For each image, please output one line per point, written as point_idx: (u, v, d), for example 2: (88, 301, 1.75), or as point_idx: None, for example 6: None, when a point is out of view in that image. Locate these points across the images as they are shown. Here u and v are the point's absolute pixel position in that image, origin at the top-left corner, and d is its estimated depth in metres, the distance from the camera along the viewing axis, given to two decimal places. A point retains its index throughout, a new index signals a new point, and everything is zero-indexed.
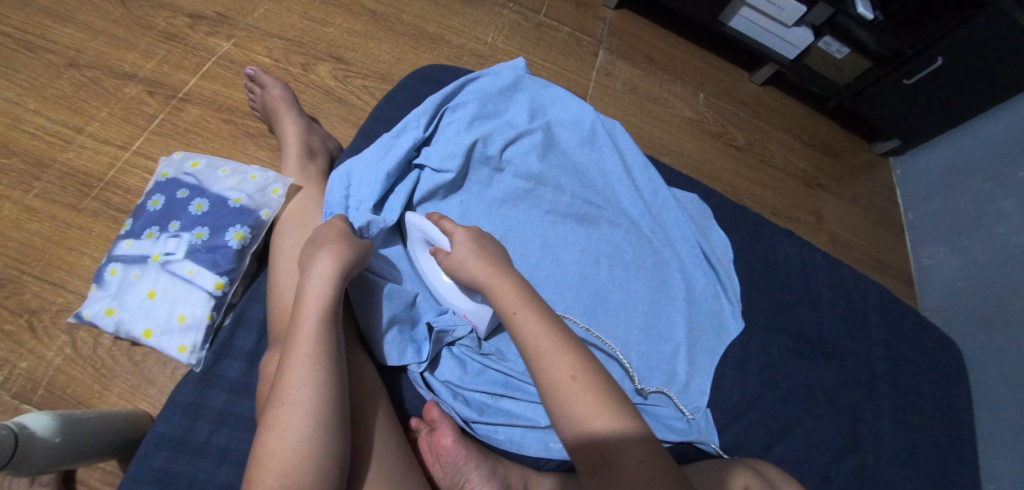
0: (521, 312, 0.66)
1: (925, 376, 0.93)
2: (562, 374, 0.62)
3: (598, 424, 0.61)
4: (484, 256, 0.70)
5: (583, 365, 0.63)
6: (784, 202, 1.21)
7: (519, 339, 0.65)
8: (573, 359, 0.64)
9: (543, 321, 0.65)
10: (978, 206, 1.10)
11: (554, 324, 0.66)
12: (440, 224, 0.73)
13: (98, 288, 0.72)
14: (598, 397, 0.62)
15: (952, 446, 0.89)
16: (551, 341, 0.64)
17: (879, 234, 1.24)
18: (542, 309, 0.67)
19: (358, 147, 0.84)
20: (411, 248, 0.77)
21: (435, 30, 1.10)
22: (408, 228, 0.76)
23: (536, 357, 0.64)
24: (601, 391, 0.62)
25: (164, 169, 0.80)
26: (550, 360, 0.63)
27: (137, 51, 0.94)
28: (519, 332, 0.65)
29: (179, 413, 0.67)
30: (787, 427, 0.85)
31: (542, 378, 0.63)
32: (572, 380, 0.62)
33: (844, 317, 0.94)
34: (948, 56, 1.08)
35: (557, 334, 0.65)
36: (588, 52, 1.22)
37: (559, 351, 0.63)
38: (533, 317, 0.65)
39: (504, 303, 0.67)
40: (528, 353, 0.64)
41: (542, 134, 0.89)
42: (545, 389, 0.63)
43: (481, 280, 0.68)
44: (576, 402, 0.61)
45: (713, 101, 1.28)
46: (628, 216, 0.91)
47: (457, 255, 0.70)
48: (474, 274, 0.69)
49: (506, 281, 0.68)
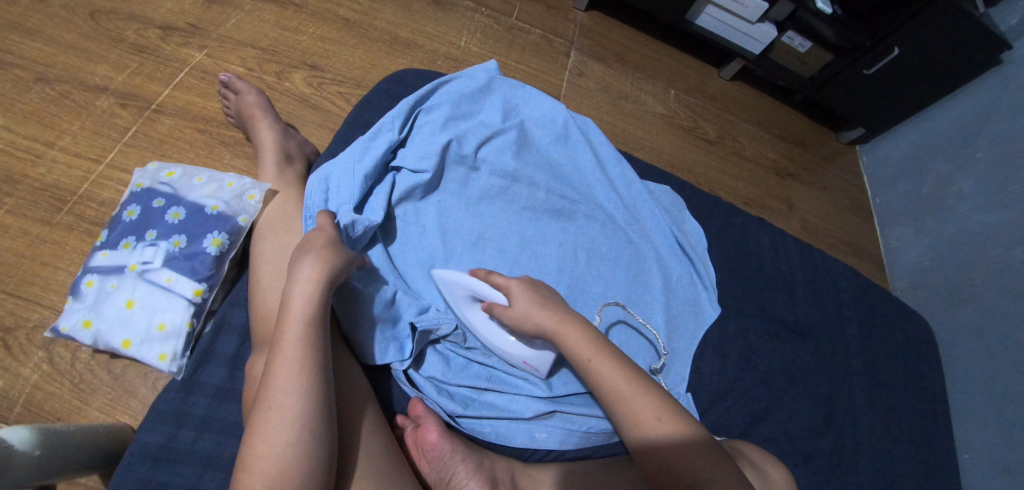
0: (595, 358, 0.69)
1: (897, 353, 0.96)
2: (646, 416, 0.66)
3: (688, 459, 0.64)
4: (549, 304, 0.71)
5: (663, 403, 0.67)
6: (757, 192, 1.24)
7: (598, 385, 0.68)
8: (651, 399, 0.67)
9: (617, 364, 0.69)
10: (941, 189, 1.15)
11: (628, 366, 0.69)
12: (490, 278, 0.73)
13: (75, 300, 0.72)
14: (681, 432, 0.66)
15: (926, 419, 0.92)
16: (629, 385, 0.68)
17: (848, 220, 1.28)
18: (613, 353, 0.70)
19: (334, 152, 0.85)
20: (454, 303, 0.76)
21: (407, 35, 1.12)
22: (449, 287, 0.75)
23: (619, 400, 0.67)
24: (683, 424, 0.66)
25: (139, 180, 0.79)
26: (632, 403, 0.67)
27: (107, 64, 0.93)
28: (597, 378, 0.68)
29: (163, 422, 0.66)
30: (766, 408, 0.87)
31: (625, 420, 0.67)
32: (657, 421, 0.66)
33: (818, 299, 0.97)
34: (904, 46, 1.12)
35: (632, 376, 0.69)
36: (560, 53, 1.24)
37: (639, 394, 0.67)
38: (609, 362, 0.68)
39: (577, 351, 0.69)
40: (609, 398, 0.68)
41: (516, 133, 0.91)
42: (631, 432, 0.67)
43: (549, 330, 0.69)
44: (665, 441, 0.65)
45: (684, 97, 1.31)
46: (604, 210, 0.93)
47: (518, 306, 0.70)
48: (540, 324, 0.70)
49: (574, 327, 0.70)
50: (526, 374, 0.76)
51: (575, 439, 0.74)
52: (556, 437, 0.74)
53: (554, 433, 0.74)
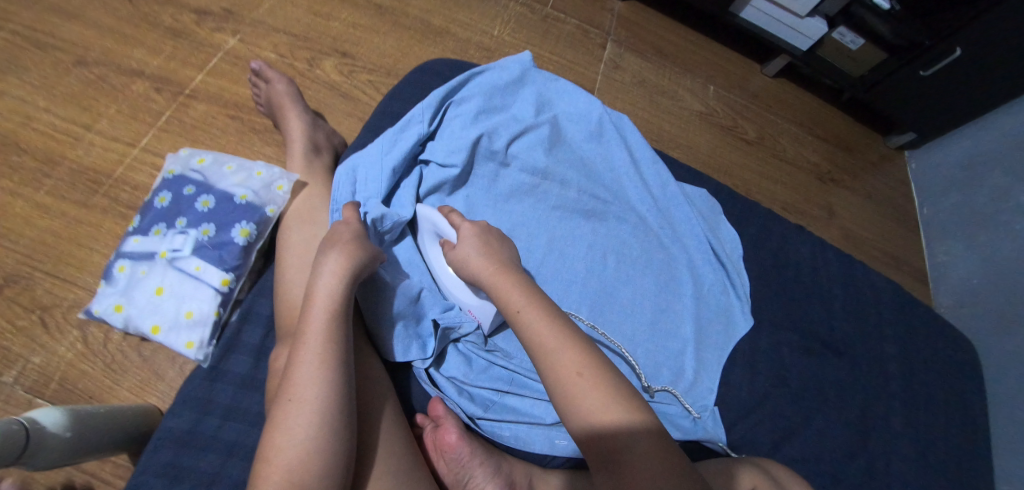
0: (525, 311, 0.65)
1: (938, 374, 0.92)
2: (566, 370, 0.61)
3: (604, 416, 0.59)
4: (491, 254, 0.70)
5: (588, 359, 0.62)
6: (795, 196, 1.19)
7: (525, 337, 0.64)
8: (578, 356, 0.62)
9: (546, 317, 0.65)
10: (996, 200, 1.07)
11: (559, 321, 0.65)
12: (448, 216, 0.74)
13: (107, 284, 0.73)
14: (602, 390, 0.60)
15: (966, 444, 0.88)
16: (556, 338, 0.63)
17: (891, 228, 1.22)
18: (546, 307, 0.66)
19: (362, 143, 0.84)
20: (422, 238, 0.78)
21: (440, 23, 1.10)
22: (420, 221, 0.77)
23: (542, 353, 0.63)
24: (607, 381, 0.61)
25: (171, 166, 0.79)
26: (556, 355, 0.62)
27: (144, 48, 0.94)
28: (525, 330, 0.64)
29: (188, 407, 0.67)
30: (796, 424, 0.84)
31: (547, 375, 0.62)
32: (575, 376, 0.61)
33: (856, 313, 0.93)
34: (967, 46, 1.06)
35: (559, 329, 0.64)
36: (595, 44, 1.21)
37: (565, 348, 0.62)
38: (539, 316, 0.65)
39: (510, 303, 0.66)
40: (533, 350, 0.63)
41: (549, 128, 0.88)
42: (552, 386, 0.62)
43: (486, 279, 0.68)
44: (583, 398, 0.60)
45: (723, 93, 1.27)
46: (636, 211, 0.90)
47: (463, 249, 0.71)
48: (480, 273, 0.69)
49: (512, 280, 0.68)
50: None
51: None
52: (578, 445, 0.72)
53: (575, 441, 0.72)
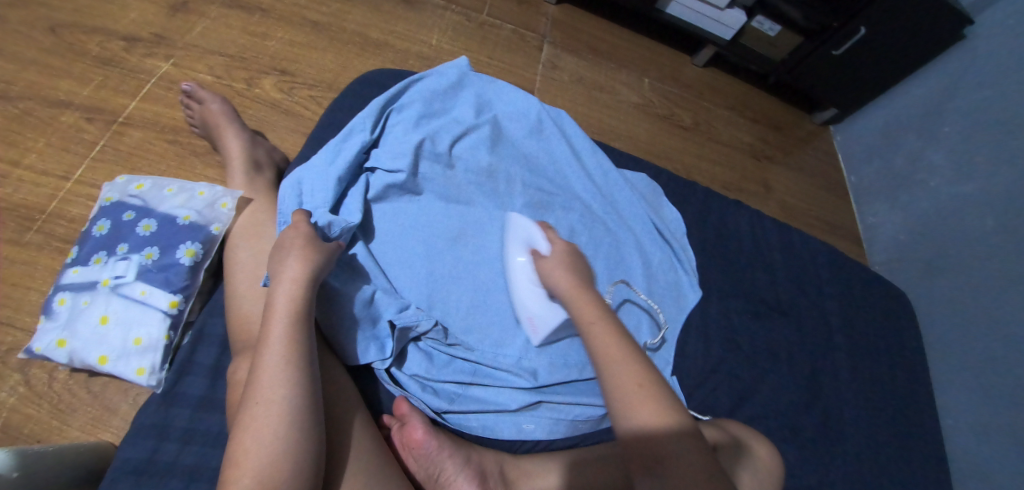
0: (596, 324, 0.70)
1: (876, 327, 0.98)
2: (630, 381, 0.65)
3: (660, 428, 0.62)
4: (572, 273, 0.75)
5: (650, 375, 0.66)
6: (734, 176, 1.25)
7: (591, 346, 0.69)
8: (640, 370, 0.66)
9: (614, 334, 0.69)
10: (913, 163, 1.17)
11: (627, 339, 0.69)
12: (546, 232, 0.81)
13: (48, 320, 0.71)
14: (658, 403, 0.64)
15: (908, 388, 0.94)
16: (621, 351, 0.67)
17: (825, 198, 1.29)
18: (615, 326, 0.70)
19: (305, 156, 0.84)
20: (508, 242, 0.82)
21: (378, 35, 1.11)
22: (512, 229, 0.82)
23: (608, 363, 0.67)
24: (664, 397, 0.65)
25: (108, 194, 0.77)
26: (619, 367, 0.66)
27: (71, 79, 0.92)
28: (593, 340, 0.69)
29: (146, 435, 0.66)
30: (752, 387, 0.88)
31: (608, 382, 0.66)
32: (638, 387, 0.65)
33: (797, 277, 0.99)
34: (870, 25, 1.13)
35: (627, 346, 0.69)
36: (532, 46, 1.24)
37: (629, 361, 0.67)
38: (609, 330, 0.69)
39: (582, 314, 0.71)
40: (599, 361, 0.68)
41: (490, 128, 0.90)
42: (611, 393, 0.65)
43: (565, 292, 0.73)
44: (640, 405, 0.64)
45: (658, 85, 1.32)
46: (582, 201, 0.93)
47: (552, 261, 0.77)
48: (559, 288, 0.74)
49: (587, 296, 0.73)
50: (510, 366, 0.76)
51: (563, 428, 0.75)
52: (543, 427, 0.74)
53: (541, 423, 0.75)
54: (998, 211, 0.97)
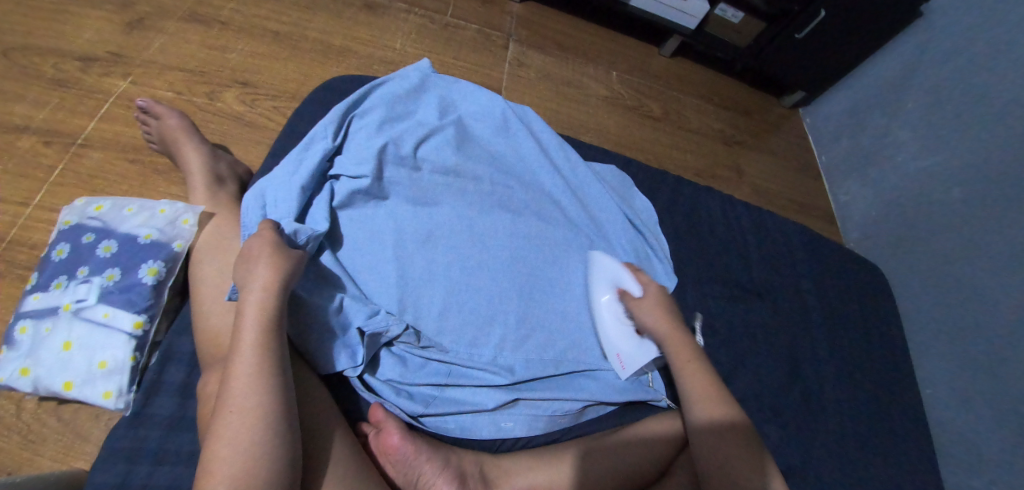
0: (687, 366, 0.77)
1: (851, 304, 0.99)
2: (718, 423, 0.72)
3: (745, 469, 0.69)
4: (667, 315, 0.81)
5: (738, 418, 0.73)
6: (707, 163, 1.25)
7: (684, 386, 0.76)
8: (728, 414, 0.74)
9: (704, 375, 0.76)
10: (881, 141, 1.18)
11: (717, 383, 0.76)
12: (636, 274, 0.84)
13: (9, 349, 0.69)
14: (742, 444, 0.71)
15: (886, 362, 0.95)
16: (712, 394, 0.75)
17: (798, 180, 1.30)
18: (707, 369, 0.77)
19: (268, 167, 0.83)
20: (594, 284, 0.84)
21: (341, 42, 1.10)
22: (598, 272, 0.84)
23: (700, 404, 0.74)
24: (748, 441, 0.72)
25: (66, 217, 0.76)
26: (709, 409, 0.74)
27: (26, 102, 0.90)
28: (687, 380, 0.76)
29: (115, 459, 0.64)
30: (732, 370, 0.89)
31: (698, 421, 0.73)
32: (728, 431, 0.72)
33: (773, 260, 1.00)
34: (830, 8, 1.15)
35: (716, 388, 0.76)
36: (499, 45, 1.24)
37: (718, 404, 0.74)
38: (699, 373, 0.76)
39: (676, 355, 0.78)
40: (689, 400, 0.75)
41: (454, 129, 0.90)
42: (700, 430, 0.73)
43: (664, 334, 0.79)
44: (728, 446, 0.71)
45: (627, 77, 1.32)
46: (551, 196, 0.93)
47: (645, 304, 0.81)
48: (655, 329, 0.79)
49: (682, 336, 0.79)
50: (485, 365, 0.76)
51: (541, 423, 0.75)
52: (522, 424, 0.74)
53: (520, 420, 0.75)
54: (964, 182, 0.99)
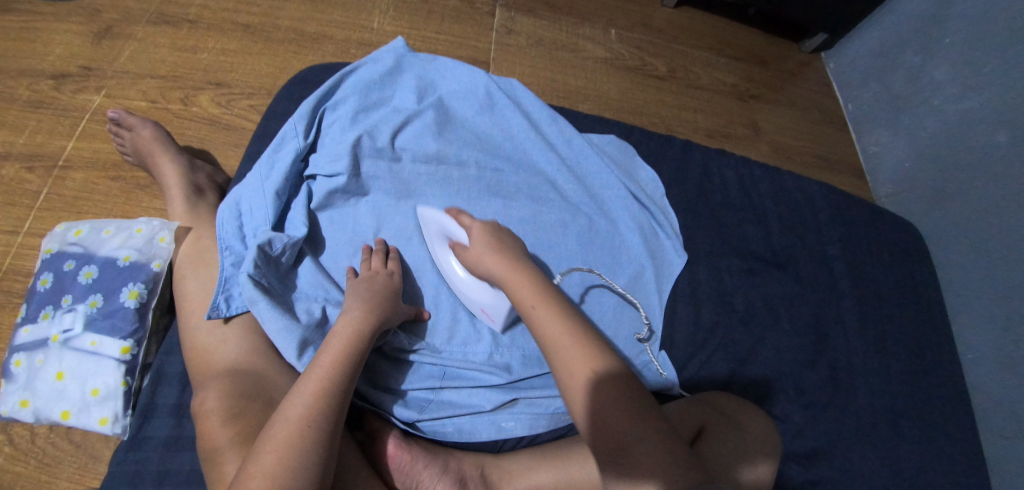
0: (539, 305, 0.62)
1: (879, 265, 0.92)
2: (580, 364, 0.57)
3: (616, 415, 0.55)
4: (505, 254, 0.66)
5: (602, 351, 0.59)
6: (719, 121, 1.16)
7: (538, 333, 0.60)
8: (592, 351, 0.58)
9: (561, 315, 0.61)
10: (915, 81, 1.07)
11: (573, 317, 0.61)
12: (458, 218, 0.71)
13: (7, 382, 0.69)
14: (617, 391, 0.56)
15: (920, 327, 0.88)
16: (570, 334, 0.59)
17: (822, 130, 1.20)
18: (560, 303, 0.62)
19: (244, 172, 0.80)
20: (430, 241, 0.75)
21: (316, 28, 1.05)
22: (426, 224, 0.75)
23: (556, 347, 0.59)
24: (622, 384, 0.57)
25: (48, 244, 0.75)
26: (567, 352, 0.58)
27: (5, 127, 0.89)
28: (536, 325, 0.61)
29: (117, 484, 0.65)
30: (751, 348, 0.83)
31: (558, 370, 0.58)
32: (597, 375, 0.57)
33: (790, 224, 0.93)
34: None
35: (579, 327, 0.60)
36: (484, 14, 1.16)
37: (579, 343, 0.59)
38: (552, 311, 0.61)
39: (522, 297, 0.63)
40: (547, 348, 0.59)
41: (434, 112, 0.85)
42: (563, 380, 0.58)
43: (499, 276, 0.65)
44: (595, 390, 0.56)
45: (626, 34, 1.23)
46: (544, 175, 0.87)
47: (474, 248, 0.68)
48: (493, 273, 0.65)
49: (524, 274, 0.65)
50: (481, 364, 0.72)
51: (545, 421, 0.71)
52: (524, 423, 0.71)
53: (521, 420, 0.71)
54: (1011, 125, 0.88)
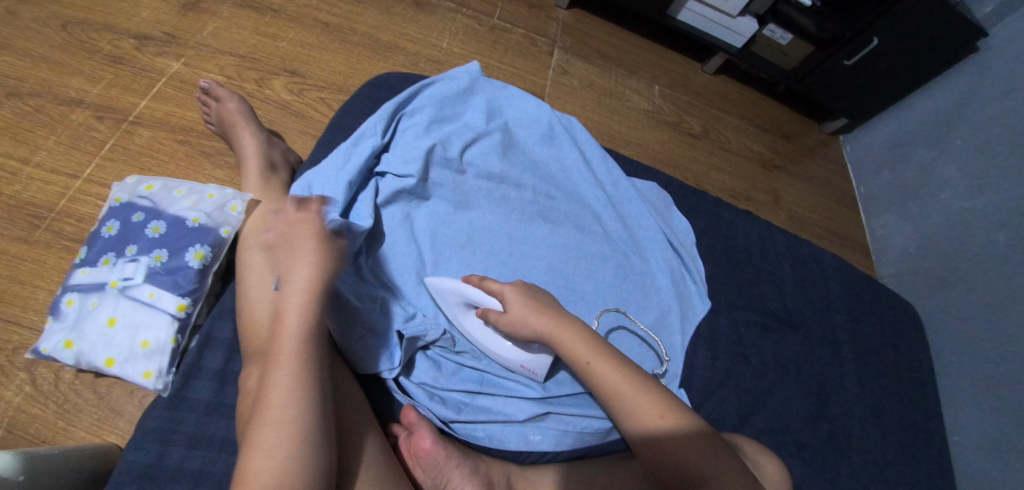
0: (593, 362, 0.68)
1: (882, 340, 0.98)
2: (646, 413, 0.66)
3: (687, 456, 0.64)
4: (545, 307, 0.72)
5: (661, 396, 0.67)
6: (744, 185, 1.24)
7: (600, 389, 0.68)
8: (653, 398, 0.67)
9: (618, 369, 0.68)
10: (925, 177, 1.16)
11: (628, 367, 0.69)
12: (484, 284, 0.73)
13: (56, 320, 0.71)
14: (687, 433, 0.65)
15: (914, 404, 0.94)
16: (628, 386, 0.67)
17: (834, 210, 1.29)
18: (611, 355, 0.69)
19: (316, 159, 0.84)
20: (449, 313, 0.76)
21: (389, 37, 1.10)
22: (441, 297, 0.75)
23: (617, 401, 0.67)
24: (686, 423, 0.66)
25: (117, 194, 0.78)
26: (631, 405, 0.67)
27: (82, 76, 0.92)
28: (598, 383, 0.68)
29: (151, 439, 0.65)
30: (760, 400, 0.88)
31: (627, 423, 0.67)
32: (653, 410, 0.66)
33: (807, 289, 0.99)
34: (883, 36, 1.13)
35: (637, 379, 0.68)
36: (543, 51, 1.24)
37: (639, 393, 0.67)
38: (608, 365, 0.68)
39: (575, 357, 0.69)
40: (612, 403, 0.67)
41: (501, 135, 0.90)
42: (634, 432, 0.66)
43: (545, 334, 0.70)
44: (665, 439, 0.65)
45: (668, 92, 1.32)
46: (591, 209, 0.92)
47: (514, 312, 0.71)
48: (537, 329, 0.70)
49: (569, 330, 0.70)
50: (517, 376, 0.77)
51: (569, 440, 0.75)
52: (551, 438, 0.74)
53: (548, 435, 0.74)
54: (1008, 227, 0.96)
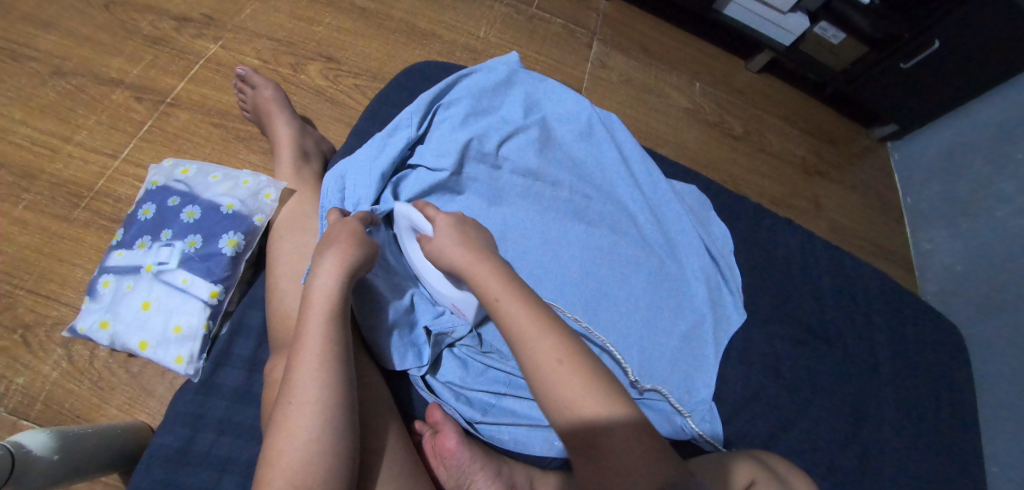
0: (502, 298, 0.63)
1: (922, 361, 0.94)
2: (547, 354, 0.60)
3: (583, 405, 0.59)
4: (466, 243, 0.67)
5: (570, 341, 0.62)
6: (784, 190, 1.20)
7: (503, 327, 0.62)
8: (560, 342, 0.61)
9: (528, 305, 0.63)
10: (978, 190, 1.09)
11: (537, 306, 0.63)
12: (424, 210, 0.72)
13: (92, 300, 0.72)
14: (584, 382, 0.59)
15: (952, 430, 0.90)
16: (538, 326, 0.61)
17: (878, 219, 1.24)
18: (524, 293, 0.64)
19: (350, 148, 0.83)
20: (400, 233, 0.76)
21: (426, 25, 1.08)
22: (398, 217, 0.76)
23: (518, 338, 0.61)
24: (590, 374, 0.60)
25: (154, 177, 0.79)
26: (535, 345, 0.61)
27: (123, 56, 0.92)
28: (501, 317, 0.62)
29: (181, 424, 0.65)
30: (790, 417, 0.86)
31: (526, 364, 0.61)
32: (556, 352, 0.60)
33: (846, 304, 0.95)
34: (943, 38, 1.06)
35: (548, 321, 0.62)
36: (582, 43, 1.20)
37: (545, 334, 0.61)
38: (517, 302, 0.63)
39: (485, 289, 0.64)
40: (512, 339, 0.62)
41: (538, 130, 0.88)
42: (531, 373, 0.61)
43: (459, 267, 0.66)
44: (562, 384, 0.59)
45: (709, 90, 1.27)
46: (627, 210, 0.90)
47: (439, 240, 0.68)
48: (454, 259, 0.66)
49: (484, 266, 0.65)
50: None
51: None
52: None
53: None
54: None
